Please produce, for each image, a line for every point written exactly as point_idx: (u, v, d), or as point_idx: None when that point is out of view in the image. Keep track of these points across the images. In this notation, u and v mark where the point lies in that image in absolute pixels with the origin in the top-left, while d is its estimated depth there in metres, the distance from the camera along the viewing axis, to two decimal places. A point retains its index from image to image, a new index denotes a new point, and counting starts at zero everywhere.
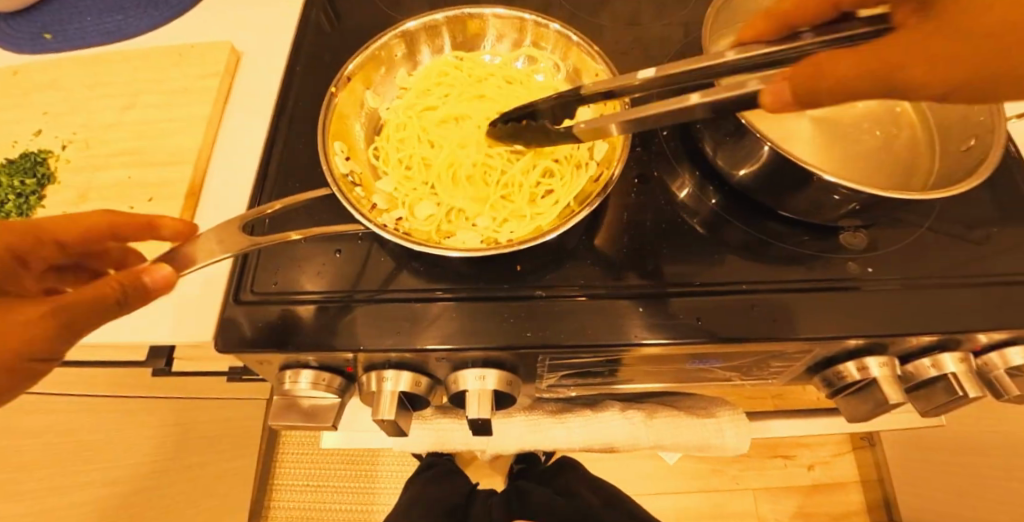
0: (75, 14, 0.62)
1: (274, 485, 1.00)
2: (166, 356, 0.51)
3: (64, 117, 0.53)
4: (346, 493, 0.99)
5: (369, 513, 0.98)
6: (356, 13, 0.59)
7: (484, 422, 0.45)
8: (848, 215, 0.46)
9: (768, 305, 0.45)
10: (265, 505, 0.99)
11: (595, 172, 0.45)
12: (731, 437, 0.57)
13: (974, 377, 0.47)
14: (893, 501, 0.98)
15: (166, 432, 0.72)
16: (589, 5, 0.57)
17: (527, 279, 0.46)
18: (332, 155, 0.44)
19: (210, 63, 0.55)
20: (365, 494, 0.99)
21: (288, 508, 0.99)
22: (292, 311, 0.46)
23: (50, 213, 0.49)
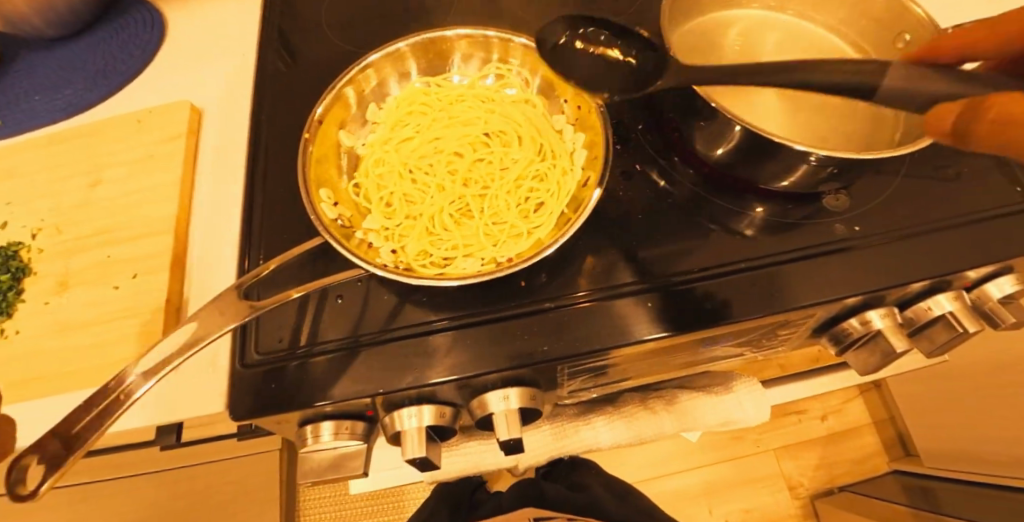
0: (20, 96, 0.59)
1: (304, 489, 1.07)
2: (176, 431, 0.52)
3: (31, 203, 0.52)
4: (375, 509, 1.07)
5: (401, 509, 1.07)
6: (318, 48, 0.59)
7: (517, 442, 0.45)
8: (826, 180, 0.48)
9: (770, 279, 0.47)
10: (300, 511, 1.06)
11: (582, 175, 0.46)
12: (752, 409, 0.58)
13: (969, 312, 0.50)
14: (907, 436, 1.09)
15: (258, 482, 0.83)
16: (543, 17, 0.59)
17: (535, 294, 0.48)
18: (318, 202, 0.43)
19: (171, 127, 0.53)
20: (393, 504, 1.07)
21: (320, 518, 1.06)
22: (297, 368, 0.46)
23: (32, 307, 0.47)
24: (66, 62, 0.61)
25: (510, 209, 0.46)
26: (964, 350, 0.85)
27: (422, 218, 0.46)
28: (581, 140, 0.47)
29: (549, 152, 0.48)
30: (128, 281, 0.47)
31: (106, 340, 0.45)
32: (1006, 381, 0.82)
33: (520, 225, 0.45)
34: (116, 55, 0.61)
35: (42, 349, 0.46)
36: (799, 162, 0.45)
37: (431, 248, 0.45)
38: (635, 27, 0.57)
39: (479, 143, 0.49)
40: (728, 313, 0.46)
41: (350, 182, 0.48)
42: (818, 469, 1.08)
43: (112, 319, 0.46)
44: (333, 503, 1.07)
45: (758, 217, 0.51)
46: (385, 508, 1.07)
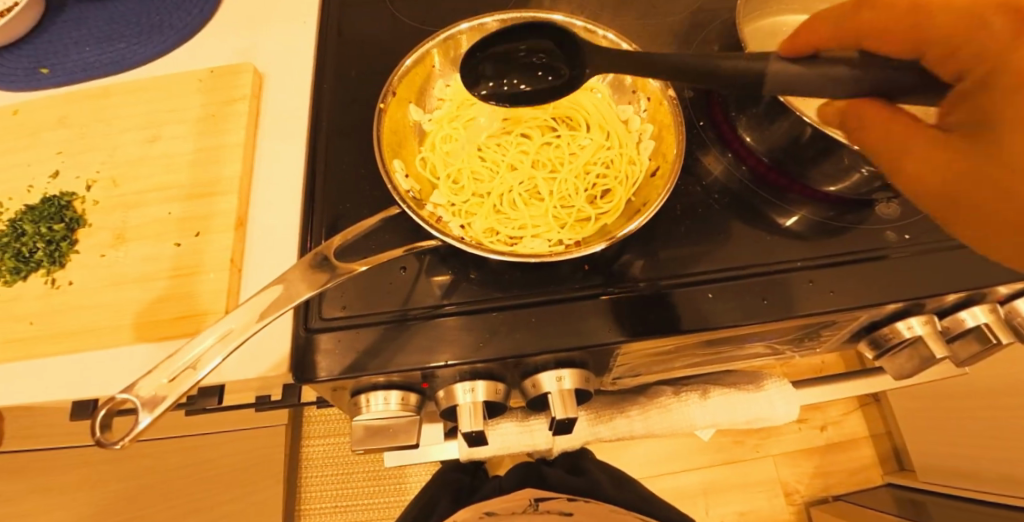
0: (71, 46, 0.58)
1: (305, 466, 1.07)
2: (217, 394, 0.52)
3: (85, 154, 0.51)
4: (377, 491, 1.07)
5: (403, 492, 1.07)
6: (381, 21, 0.59)
7: (569, 422, 0.46)
8: (881, 189, 0.49)
9: (820, 280, 0.49)
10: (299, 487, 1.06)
11: (651, 166, 0.47)
12: (782, 408, 0.59)
13: (1003, 325, 0.51)
14: (901, 451, 1.12)
15: None
16: (606, 10, 0.60)
17: (593, 279, 0.49)
18: (393, 173, 0.44)
19: (233, 88, 0.53)
20: (395, 487, 1.07)
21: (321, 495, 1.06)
22: (357, 336, 0.46)
23: (87, 258, 0.47)
24: (119, 15, 0.61)
25: (578, 194, 0.47)
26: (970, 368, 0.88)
27: (490, 196, 0.46)
28: (649, 132, 0.48)
29: (617, 141, 0.49)
30: (189, 239, 0.47)
31: (166, 297, 0.45)
32: (1007, 402, 0.85)
33: (588, 211, 0.46)
34: (172, 12, 0.60)
35: (97, 302, 0.45)
36: (859, 168, 0.46)
37: (498, 226, 0.45)
38: (697, 27, 0.59)
39: (546, 127, 0.50)
40: (779, 309, 0.47)
41: (419, 156, 0.48)
42: (813, 477, 1.10)
43: (172, 276, 0.46)
44: (334, 480, 1.07)
45: (810, 220, 0.53)
46: (386, 489, 1.07)
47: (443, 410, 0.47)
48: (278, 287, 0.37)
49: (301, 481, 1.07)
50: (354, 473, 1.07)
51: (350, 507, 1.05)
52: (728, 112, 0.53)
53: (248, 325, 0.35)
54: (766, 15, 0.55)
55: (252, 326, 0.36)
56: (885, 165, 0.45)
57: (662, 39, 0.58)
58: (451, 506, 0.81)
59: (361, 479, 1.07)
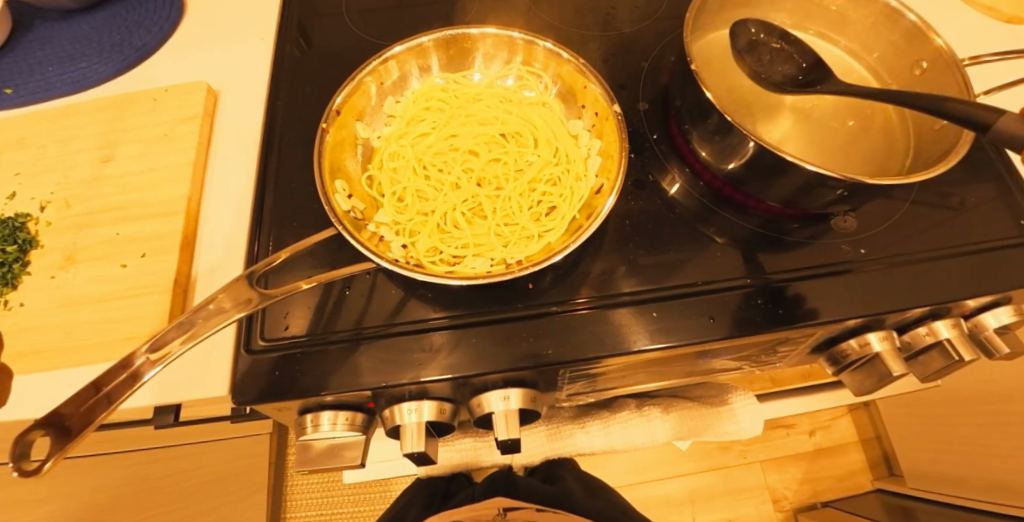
0: (34, 66, 0.59)
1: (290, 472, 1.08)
2: (173, 411, 0.53)
3: (40, 175, 0.51)
4: (361, 496, 1.08)
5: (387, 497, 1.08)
6: (338, 36, 0.59)
7: (515, 442, 0.46)
8: (835, 203, 0.48)
9: (775, 296, 0.48)
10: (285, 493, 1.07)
11: (596, 182, 0.46)
12: (746, 424, 0.58)
13: (966, 340, 0.50)
14: (892, 456, 1.10)
15: None
16: (565, 21, 0.59)
17: (541, 296, 0.49)
18: (333, 193, 0.44)
19: (187, 106, 0.53)
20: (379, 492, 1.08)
21: (306, 500, 1.07)
22: (303, 357, 0.46)
23: (38, 280, 0.47)
24: (82, 34, 0.61)
25: (523, 211, 0.46)
26: (957, 376, 0.86)
27: (434, 215, 0.46)
28: (596, 147, 0.48)
29: (564, 156, 0.48)
30: (137, 260, 0.47)
31: (115, 318, 0.45)
32: (990, 408, 0.83)
33: (531, 228, 0.45)
34: (132, 30, 0.60)
35: (49, 323, 0.46)
36: (808, 183, 0.45)
37: (442, 245, 0.45)
38: (656, 37, 0.58)
39: (494, 143, 0.50)
40: (730, 327, 0.47)
41: (364, 174, 0.48)
42: (802, 483, 1.09)
43: (120, 297, 0.46)
44: (320, 485, 1.08)
45: (768, 234, 0.52)
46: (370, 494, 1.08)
47: (388, 430, 0.47)
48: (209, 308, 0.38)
49: (286, 489, 1.08)
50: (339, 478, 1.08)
51: (335, 511, 1.07)
52: (682, 124, 0.52)
53: (176, 346, 0.36)
54: (722, 24, 0.54)
55: (178, 347, 0.36)
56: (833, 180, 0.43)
57: (619, 50, 0.57)
58: (422, 511, 0.82)
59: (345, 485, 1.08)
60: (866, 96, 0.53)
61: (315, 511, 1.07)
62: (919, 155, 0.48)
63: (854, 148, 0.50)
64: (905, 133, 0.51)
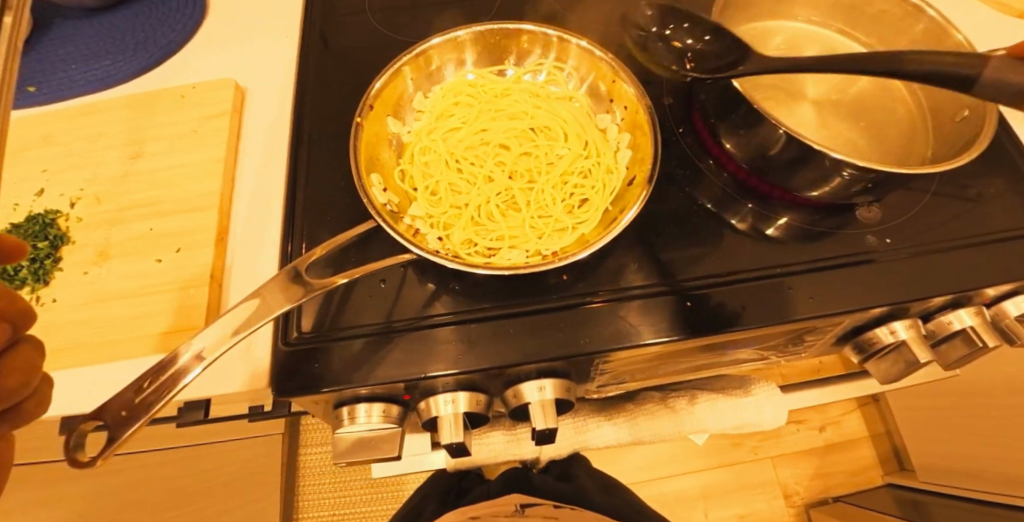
0: (57, 64, 0.59)
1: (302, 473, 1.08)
2: (203, 407, 0.53)
3: (69, 171, 0.51)
4: (374, 497, 1.08)
5: (400, 498, 1.08)
6: (363, 34, 0.60)
7: (551, 432, 0.46)
8: (861, 194, 0.49)
9: (803, 286, 0.49)
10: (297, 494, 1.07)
11: (628, 175, 0.47)
12: (770, 415, 0.59)
13: (989, 327, 0.51)
14: (901, 450, 1.11)
15: None
16: (587, 18, 0.60)
17: (572, 288, 0.49)
18: (370, 187, 0.44)
19: (215, 103, 0.53)
20: (392, 492, 1.08)
21: (318, 501, 1.07)
22: (339, 350, 0.46)
23: (72, 276, 0.47)
24: (104, 33, 0.61)
25: (556, 204, 0.47)
26: (968, 368, 0.87)
27: (468, 208, 0.46)
28: (626, 141, 0.48)
29: (594, 150, 0.49)
30: (172, 255, 0.47)
31: (151, 312, 0.45)
32: (1003, 400, 0.84)
33: (565, 220, 0.46)
34: (156, 28, 0.61)
35: (81, 319, 0.45)
36: (836, 174, 0.46)
37: (476, 237, 0.46)
38: None
39: (524, 137, 0.50)
40: (761, 315, 0.47)
41: (397, 168, 0.48)
42: (813, 479, 1.10)
43: (156, 291, 0.46)
44: (332, 486, 1.08)
45: (793, 225, 0.53)
46: (380, 494, 1.08)
47: (424, 422, 0.48)
48: (256, 301, 0.38)
49: (299, 490, 1.07)
50: (351, 479, 1.08)
51: (348, 512, 1.06)
52: (708, 118, 0.53)
53: (223, 341, 0.36)
54: (744, 21, 0.55)
55: (226, 340, 0.36)
56: (862, 171, 0.44)
57: None
58: (439, 508, 0.83)
59: (358, 486, 1.08)
60: (887, 90, 0.54)
61: (328, 512, 1.06)
62: (943, 147, 0.49)
63: (877, 140, 0.51)
64: (927, 126, 0.51)
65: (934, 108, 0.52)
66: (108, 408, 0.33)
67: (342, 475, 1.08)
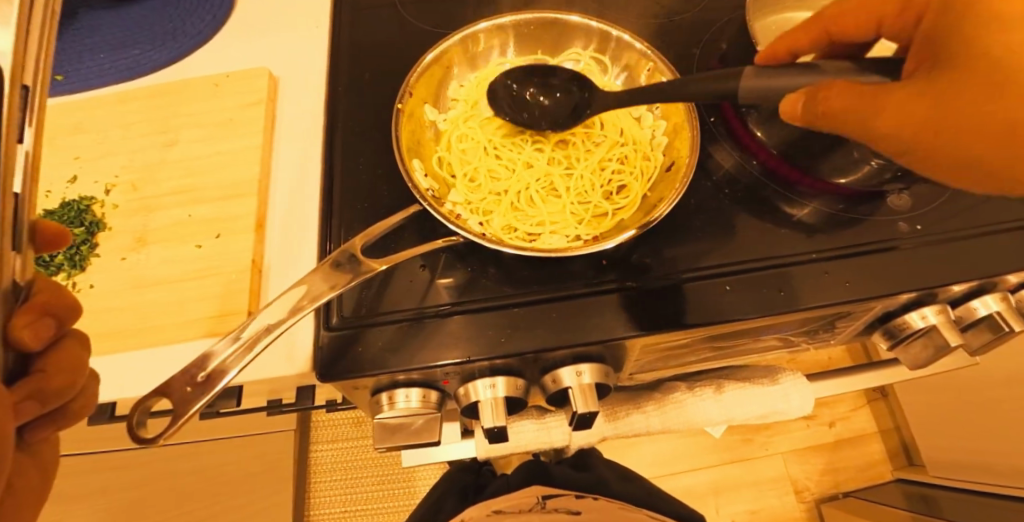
0: (86, 53, 0.59)
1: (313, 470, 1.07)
2: (235, 396, 0.52)
3: (102, 159, 0.51)
4: (386, 492, 1.07)
5: (413, 494, 1.08)
6: (392, 25, 0.60)
7: (590, 416, 0.47)
8: (892, 182, 0.50)
9: (836, 272, 0.49)
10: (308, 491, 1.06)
11: (665, 161, 0.47)
12: (796, 402, 0.59)
13: (1015, 313, 0.52)
14: (910, 445, 1.12)
15: (282, 460, 0.83)
16: (615, 11, 0.61)
17: (609, 274, 0.50)
18: (413, 172, 0.44)
19: (249, 92, 0.54)
20: (405, 488, 1.08)
21: (330, 497, 1.06)
22: (379, 334, 0.46)
23: (109, 262, 0.47)
24: (131, 22, 0.61)
25: (594, 190, 0.47)
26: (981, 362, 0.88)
27: (508, 193, 0.47)
28: (662, 128, 0.49)
29: (630, 138, 0.49)
30: (210, 241, 0.47)
31: (192, 297, 0.45)
32: (1015, 394, 0.85)
33: (604, 206, 0.46)
34: (185, 19, 0.61)
35: (120, 304, 0.45)
36: (869, 161, 0.47)
37: (517, 222, 0.46)
38: (705, 27, 0.59)
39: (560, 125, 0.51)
40: (796, 300, 0.48)
41: (436, 155, 0.49)
42: (823, 474, 1.11)
43: (195, 277, 0.46)
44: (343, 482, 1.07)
45: (824, 213, 0.53)
46: (393, 489, 1.07)
47: (463, 408, 0.48)
48: (304, 288, 0.37)
49: (310, 488, 1.06)
50: (363, 476, 1.08)
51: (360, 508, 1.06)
52: (739, 107, 0.54)
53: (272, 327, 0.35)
54: (772, 14, 0.56)
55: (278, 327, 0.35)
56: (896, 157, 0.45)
57: (670, 39, 0.59)
58: (458, 504, 0.82)
59: (370, 482, 1.08)
60: None
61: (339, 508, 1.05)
62: None
63: None
64: None
65: None
66: (173, 384, 0.33)
67: (354, 472, 1.08)
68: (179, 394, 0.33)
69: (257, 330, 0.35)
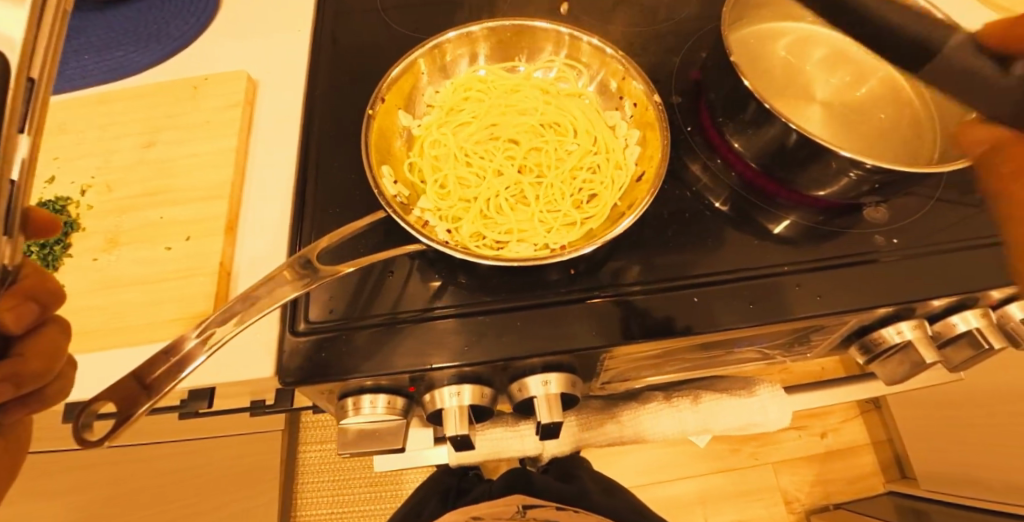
0: (69, 54, 0.59)
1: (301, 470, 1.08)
2: (207, 397, 0.52)
3: (81, 159, 0.51)
4: (373, 494, 1.07)
5: (400, 496, 1.08)
6: (373, 29, 0.60)
7: (556, 426, 0.46)
8: (870, 195, 0.49)
9: (810, 285, 0.49)
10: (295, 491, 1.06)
11: (636, 171, 0.47)
12: (773, 414, 0.59)
13: (995, 329, 0.51)
14: (903, 458, 1.10)
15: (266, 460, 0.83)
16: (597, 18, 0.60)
17: (579, 283, 0.49)
18: (381, 178, 0.44)
19: (229, 94, 0.54)
20: (391, 490, 1.08)
21: (317, 498, 1.06)
22: (345, 340, 0.46)
23: (80, 262, 0.46)
24: (115, 24, 0.62)
25: (564, 198, 0.47)
26: (973, 376, 0.87)
27: (477, 201, 0.47)
28: (635, 137, 0.49)
29: (603, 146, 0.49)
30: (181, 243, 0.47)
31: (160, 299, 0.45)
32: (1007, 409, 0.84)
33: (574, 214, 0.46)
34: (170, 21, 0.61)
35: (89, 305, 0.45)
36: (845, 174, 0.46)
37: (485, 230, 0.46)
38: (687, 36, 0.59)
39: (534, 132, 0.51)
40: (767, 311, 0.48)
41: (407, 161, 0.49)
42: (814, 485, 1.09)
43: (164, 279, 0.46)
44: (331, 483, 1.07)
45: (800, 225, 0.53)
46: (380, 492, 1.07)
47: (429, 414, 0.48)
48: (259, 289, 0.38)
49: (297, 488, 1.07)
50: (351, 477, 1.08)
51: (347, 510, 1.06)
52: (716, 117, 0.53)
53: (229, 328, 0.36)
54: (752, 23, 0.56)
55: (233, 329, 0.36)
56: (871, 171, 0.44)
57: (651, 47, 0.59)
58: (438, 507, 0.82)
59: (357, 483, 1.08)
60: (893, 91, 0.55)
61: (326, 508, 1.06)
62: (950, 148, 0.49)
63: (885, 140, 0.51)
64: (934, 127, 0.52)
65: (939, 111, 0.52)
66: (138, 374, 0.34)
67: (342, 472, 1.08)
68: (132, 391, 0.34)
69: (210, 332, 0.35)
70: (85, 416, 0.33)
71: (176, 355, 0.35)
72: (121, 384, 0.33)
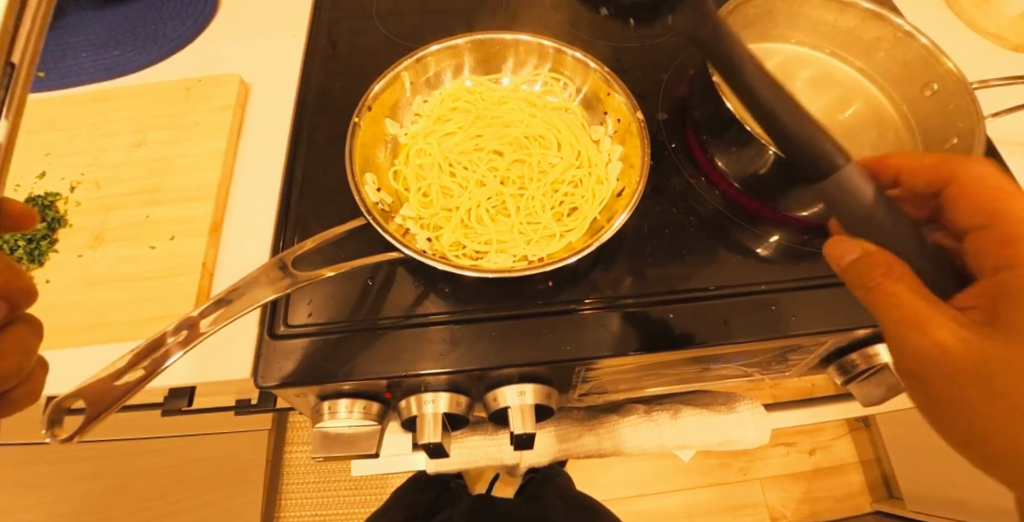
0: (67, 51, 0.61)
1: (288, 469, 1.08)
2: (188, 395, 0.53)
3: (72, 155, 0.52)
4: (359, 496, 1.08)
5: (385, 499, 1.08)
6: (367, 36, 0.61)
7: (530, 436, 0.47)
8: None
9: (789, 304, 0.49)
10: (281, 490, 1.07)
11: (617, 186, 0.47)
12: (752, 431, 0.59)
13: None
14: (892, 478, 1.10)
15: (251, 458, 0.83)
16: (589, 33, 0.61)
17: (559, 295, 0.49)
18: (363, 185, 0.45)
19: (222, 96, 0.55)
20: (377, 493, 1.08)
21: (302, 498, 1.07)
22: (323, 344, 0.47)
23: (65, 258, 0.47)
24: (113, 23, 0.62)
25: (545, 211, 0.48)
26: None
27: (458, 211, 0.47)
28: (618, 152, 0.49)
29: (586, 161, 0.50)
30: (165, 243, 0.47)
31: (140, 298, 0.45)
32: None
33: (553, 227, 0.47)
34: (167, 22, 0.62)
35: (71, 301, 0.46)
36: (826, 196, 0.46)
37: (465, 240, 0.46)
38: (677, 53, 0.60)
39: (519, 145, 0.52)
40: (745, 329, 0.48)
41: (392, 168, 0.49)
42: (800, 503, 1.09)
43: (147, 278, 0.46)
44: (317, 483, 1.08)
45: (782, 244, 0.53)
46: (366, 494, 1.08)
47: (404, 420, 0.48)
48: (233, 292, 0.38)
49: (282, 486, 1.07)
50: (337, 479, 1.08)
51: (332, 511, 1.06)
52: (701, 135, 0.53)
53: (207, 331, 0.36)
54: (740, 43, 0.56)
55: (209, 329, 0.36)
56: None
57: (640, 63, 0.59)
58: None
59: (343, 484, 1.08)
60: (876, 116, 0.55)
61: (311, 508, 1.06)
62: None
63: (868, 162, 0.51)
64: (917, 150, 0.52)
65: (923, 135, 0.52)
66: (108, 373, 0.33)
67: (328, 473, 1.08)
68: (103, 391, 0.33)
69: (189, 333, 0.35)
70: (52, 411, 0.33)
71: (152, 355, 0.34)
72: (90, 383, 0.33)
